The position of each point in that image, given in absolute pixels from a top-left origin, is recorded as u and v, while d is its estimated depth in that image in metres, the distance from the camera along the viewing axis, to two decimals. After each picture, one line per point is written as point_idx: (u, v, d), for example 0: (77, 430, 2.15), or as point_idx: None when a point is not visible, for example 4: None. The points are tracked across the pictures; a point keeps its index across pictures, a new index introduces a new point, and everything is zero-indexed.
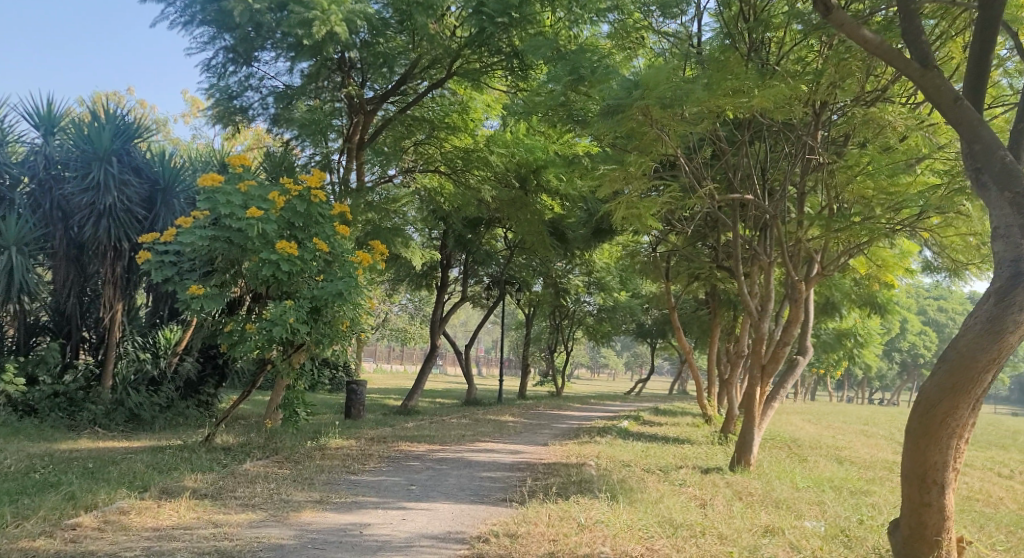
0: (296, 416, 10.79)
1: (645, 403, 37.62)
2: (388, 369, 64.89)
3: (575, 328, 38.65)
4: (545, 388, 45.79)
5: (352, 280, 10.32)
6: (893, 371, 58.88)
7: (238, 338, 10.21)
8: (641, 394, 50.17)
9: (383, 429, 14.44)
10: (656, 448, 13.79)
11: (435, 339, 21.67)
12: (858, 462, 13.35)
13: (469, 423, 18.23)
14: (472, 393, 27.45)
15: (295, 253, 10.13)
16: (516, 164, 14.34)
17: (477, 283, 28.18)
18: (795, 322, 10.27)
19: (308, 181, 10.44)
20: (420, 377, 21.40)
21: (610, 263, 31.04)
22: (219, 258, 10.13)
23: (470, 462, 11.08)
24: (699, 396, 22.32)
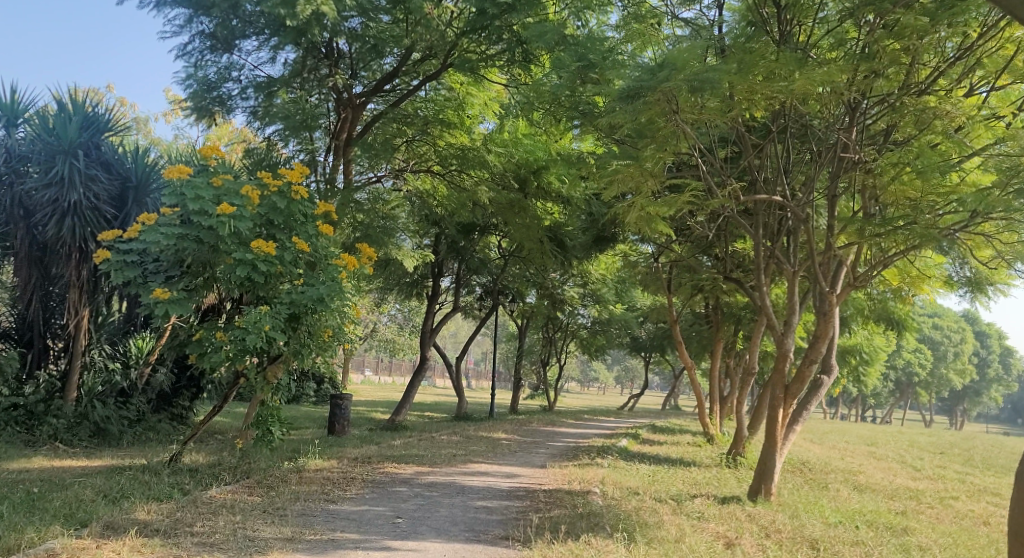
0: (271, 435, 9.71)
1: (639, 419, 36.65)
2: (375, 381, 63.74)
3: (568, 340, 37.66)
4: (537, 402, 44.75)
5: (337, 285, 9.32)
6: (888, 388, 58.10)
7: (207, 349, 9.20)
8: (634, 409, 49.13)
9: (368, 449, 13.40)
10: (663, 473, 12.82)
11: (426, 351, 20.64)
12: (881, 491, 12.39)
13: (460, 441, 17.18)
14: (463, 408, 26.44)
15: (272, 254, 9.14)
16: (515, 165, 13.47)
17: (469, 293, 27.21)
18: (823, 339, 9.33)
19: (289, 175, 9.42)
20: (409, 390, 20.35)
21: (606, 274, 30.12)
22: (190, 259, 9.14)
23: (463, 488, 10.06)
24: (700, 413, 21.40)
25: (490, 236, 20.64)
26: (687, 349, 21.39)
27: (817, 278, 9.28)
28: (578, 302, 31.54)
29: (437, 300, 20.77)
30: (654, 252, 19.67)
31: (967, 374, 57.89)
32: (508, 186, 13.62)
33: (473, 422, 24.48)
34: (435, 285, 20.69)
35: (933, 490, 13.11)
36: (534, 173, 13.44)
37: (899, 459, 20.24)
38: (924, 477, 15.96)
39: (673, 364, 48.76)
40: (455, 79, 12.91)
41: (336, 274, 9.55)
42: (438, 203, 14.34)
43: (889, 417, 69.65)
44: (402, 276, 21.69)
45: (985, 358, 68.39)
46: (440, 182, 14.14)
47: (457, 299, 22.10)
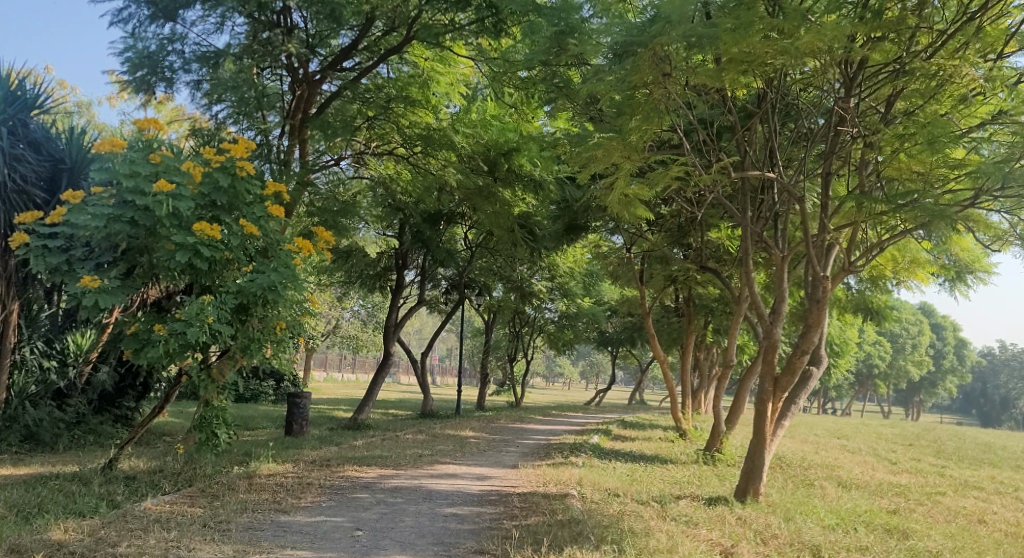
0: (216, 440, 8.74)
1: (608, 414, 36.07)
2: (338, 379, 62.55)
3: (536, 335, 36.97)
4: (504, 398, 44.02)
5: (290, 272, 8.44)
6: (852, 381, 58.44)
7: (144, 343, 8.25)
8: (601, 405, 48.69)
9: (327, 450, 12.51)
10: (642, 471, 12.16)
11: (389, 346, 19.76)
12: (868, 488, 11.85)
13: (426, 441, 16.34)
14: (428, 406, 25.61)
15: (217, 238, 8.20)
16: (485, 146, 12.62)
17: (434, 287, 26.37)
18: (815, 327, 8.69)
19: (234, 149, 8.51)
20: (372, 387, 19.46)
21: (574, 267, 29.46)
22: (124, 243, 8.20)
23: (430, 493, 9.26)
24: (673, 408, 20.88)
25: (456, 226, 19.83)
26: (659, 342, 20.80)
27: (811, 262, 8.62)
28: (545, 296, 30.87)
29: (401, 293, 19.90)
30: (626, 242, 19.03)
31: (927, 366, 58.49)
32: (477, 169, 12.85)
33: (439, 420, 23.64)
34: (399, 277, 19.83)
35: (920, 486, 12.61)
36: (504, 156, 12.70)
37: (875, 453, 19.87)
38: (905, 471, 15.53)
39: (639, 359, 48.38)
40: (418, 53, 12.09)
41: (289, 259, 8.66)
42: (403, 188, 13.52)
43: (851, 409, 70.22)
44: (364, 268, 20.78)
45: (944, 350, 69.31)
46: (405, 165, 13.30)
47: (422, 292, 21.25)
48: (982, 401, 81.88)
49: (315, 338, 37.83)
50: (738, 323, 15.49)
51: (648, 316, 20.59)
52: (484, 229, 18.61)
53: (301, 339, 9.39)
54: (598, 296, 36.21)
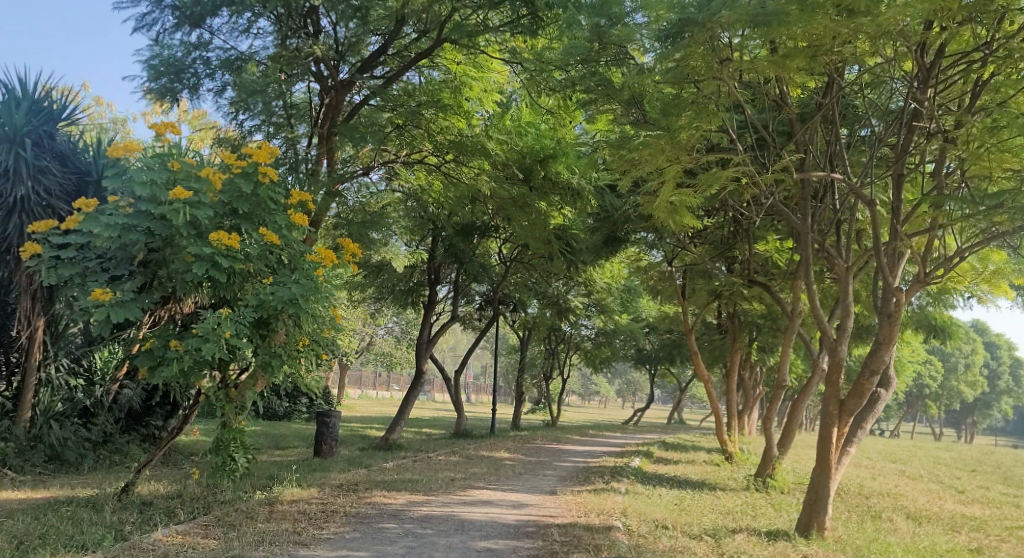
0: (233, 464, 8.18)
1: (647, 434, 35.08)
2: (373, 396, 62.26)
3: (572, 352, 36.17)
4: (540, 416, 43.21)
5: (312, 283, 7.88)
6: (899, 401, 56.53)
7: (159, 361, 7.61)
8: (639, 424, 47.62)
9: (355, 473, 11.91)
10: (690, 499, 11.36)
11: (422, 363, 19.18)
12: (938, 521, 10.90)
13: (460, 462, 15.68)
14: (463, 425, 24.96)
15: (236, 248, 7.63)
16: (520, 153, 12.00)
17: (468, 303, 25.78)
18: (886, 345, 7.89)
19: (255, 154, 7.96)
20: (404, 406, 18.87)
21: (612, 282, 28.68)
22: (140, 254, 7.68)
23: (462, 524, 8.57)
24: (718, 428, 20.01)
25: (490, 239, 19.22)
26: (702, 360, 19.92)
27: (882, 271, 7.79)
28: (582, 312, 30.11)
29: (435, 308, 19.33)
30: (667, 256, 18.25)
31: (978, 385, 56.38)
32: (512, 178, 12.24)
33: (474, 440, 22.95)
34: (432, 292, 19.27)
35: (994, 519, 11.60)
36: (541, 163, 12.06)
37: (934, 479, 18.73)
38: (972, 501, 14.46)
39: (678, 377, 47.24)
40: (451, 57, 11.53)
41: (312, 270, 8.09)
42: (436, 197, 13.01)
43: (898, 430, 68.10)
44: (397, 283, 20.26)
45: (995, 369, 66.88)
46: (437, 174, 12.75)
47: (455, 308, 20.67)
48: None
49: (349, 355, 37.48)
50: (790, 340, 14.64)
51: (690, 332, 19.69)
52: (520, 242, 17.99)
53: (323, 356, 8.79)
54: (636, 312, 35.32)
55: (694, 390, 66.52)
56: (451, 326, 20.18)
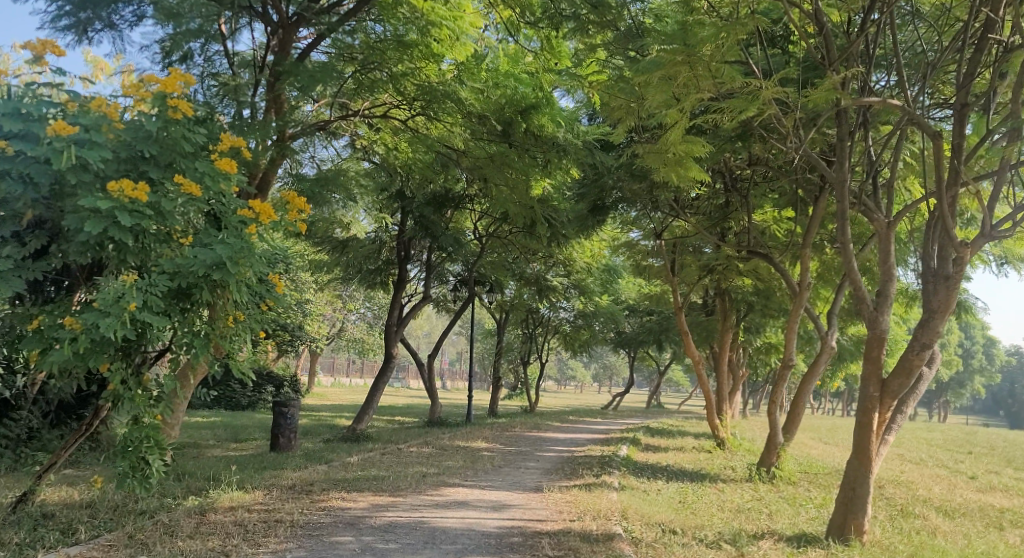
0: (146, 473, 6.50)
1: (630, 419, 33.86)
2: (347, 383, 60.59)
3: (550, 336, 34.81)
4: (517, 403, 41.85)
5: (241, 244, 6.34)
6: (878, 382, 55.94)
7: (50, 342, 6.08)
8: (619, 409, 46.46)
9: (311, 471, 10.44)
10: (694, 495, 10.03)
11: (391, 347, 17.73)
12: (972, 516, 9.67)
13: (434, 454, 14.25)
14: (437, 413, 23.51)
15: (142, 200, 6.03)
16: (504, 103, 10.67)
17: (442, 283, 24.32)
18: (941, 313, 6.65)
19: (162, 83, 6.25)
20: (372, 394, 17.40)
21: (592, 262, 27.38)
22: (27, 211, 6.12)
23: (433, 535, 7.15)
24: (709, 414, 18.76)
25: (465, 210, 17.77)
26: (692, 341, 18.67)
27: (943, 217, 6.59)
28: (561, 293, 28.79)
29: (404, 288, 17.91)
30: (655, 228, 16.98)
31: (957, 365, 56.00)
32: (489, 132, 10.82)
33: (448, 428, 21.53)
34: (401, 270, 17.85)
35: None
36: (523, 114, 10.78)
37: (939, 464, 17.64)
38: (991, 489, 13.32)
39: (656, 359, 46.10)
40: None
41: (241, 230, 6.50)
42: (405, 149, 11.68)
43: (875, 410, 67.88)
44: (363, 261, 18.80)
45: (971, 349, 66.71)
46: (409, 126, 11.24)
47: (426, 287, 19.26)
48: (1008, 401, 78.82)
49: (318, 341, 35.91)
50: (796, 315, 13.38)
51: (678, 311, 18.43)
52: (496, 212, 16.60)
53: (260, 335, 7.24)
54: (616, 294, 34.03)
55: (672, 373, 65.64)
56: (423, 306, 18.76)
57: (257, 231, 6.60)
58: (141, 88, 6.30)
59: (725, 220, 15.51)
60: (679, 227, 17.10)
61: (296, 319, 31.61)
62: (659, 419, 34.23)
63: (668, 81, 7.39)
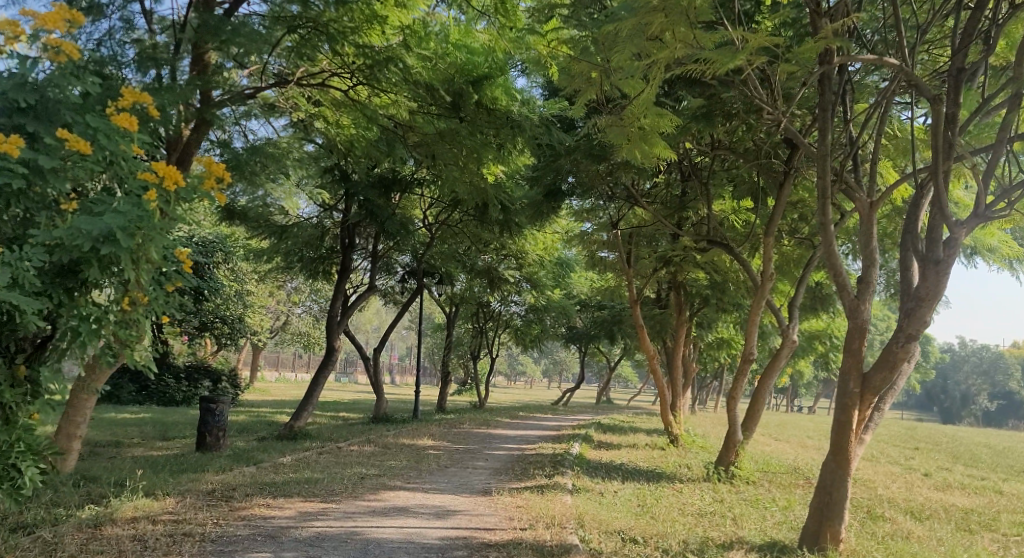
0: (20, 481, 5.70)
1: (581, 416, 33.28)
2: (291, 379, 58.93)
3: (500, 330, 34.04)
4: (466, 399, 40.99)
5: (139, 211, 5.38)
6: (824, 379, 56.51)
7: None
8: (570, 405, 45.93)
9: (238, 473, 9.51)
10: (653, 498, 9.37)
11: (332, 340, 16.74)
12: (942, 518, 9.21)
13: (376, 454, 13.37)
14: (382, 409, 22.54)
15: (15, 155, 5.11)
16: (453, 71, 9.83)
17: (389, 274, 23.35)
18: (930, 302, 6.25)
19: (42, 20, 5.43)
20: (311, 390, 16.42)
21: (544, 254, 26.70)
22: None
23: (366, 548, 6.30)
24: (663, 410, 18.22)
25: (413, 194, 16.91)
26: (646, 335, 18.09)
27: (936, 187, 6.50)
28: (513, 287, 28.08)
29: (348, 277, 16.96)
30: (611, 217, 16.37)
31: None
32: (437, 105, 10.01)
33: (393, 425, 20.63)
34: (344, 259, 16.90)
35: (998, 512, 10.00)
36: (474, 85, 9.95)
37: (894, 461, 17.36)
38: (951, 487, 12.99)
39: (607, 355, 45.72)
40: None
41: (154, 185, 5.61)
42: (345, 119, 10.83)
43: (818, 404, 68.92)
44: (306, 249, 17.81)
45: None
46: (351, 93, 10.37)
47: (371, 277, 18.35)
48: (946, 397, 80.78)
49: (260, 334, 34.67)
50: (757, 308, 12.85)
51: (633, 304, 17.79)
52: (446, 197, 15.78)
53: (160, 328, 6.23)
54: (569, 288, 33.44)
55: (623, 370, 65.49)
56: (367, 297, 17.83)
57: (161, 197, 5.61)
58: (17, 26, 5.44)
59: (683, 209, 14.99)
60: (636, 216, 16.51)
61: (237, 311, 30.38)
62: (610, 415, 33.78)
63: (638, 32, 6.76)
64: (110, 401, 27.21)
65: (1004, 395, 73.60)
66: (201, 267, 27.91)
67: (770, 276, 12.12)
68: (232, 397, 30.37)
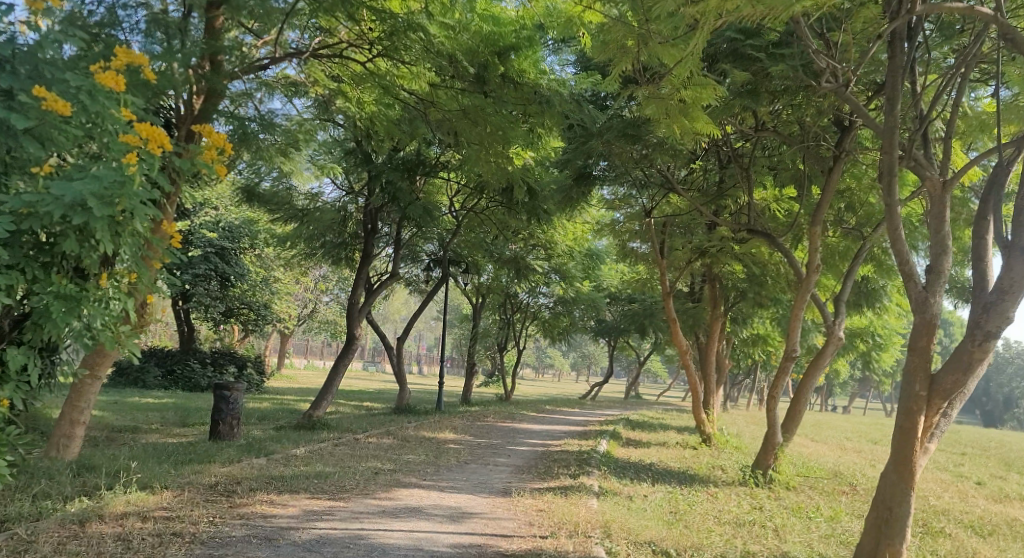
0: None
1: (608, 411, 32.56)
2: (318, 367, 58.84)
3: (528, 322, 33.39)
4: (492, 391, 40.46)
5: (116, 176, 5.15)
6: (859, 379, 55.11)
7: None
8: (597, 400, 45.18)
9: (245, 465, 9.03)
10: (686, 504, 8.70)
11: (353, 328, 16.26)
12: (1003, 535, 8.43)
13: (394, 447, 12.87)
14: (405, 400, 22.05)
15: None
16: (479, 41, 9.23)
17: (414, 262, 22.83)
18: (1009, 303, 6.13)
19: None
20: (331, 379, 15.96)
21: (574, 245, 25.99)
22: None
23: None
24: (695, 408, 17.48)
25: (440, 177, 16.35)
26: (679, 329, 17.36)
27: None
28: (541, 277, 27.46)
29: (370, 264, 16.47)
30: (644, 204, 15.67)
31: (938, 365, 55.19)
32: (461, 78, 9.44)
33: (416, 416, 20.13)
34: (367, 244, 16.43)
35: None
36: (500, 55, 9.37)
37: (938, 466, 16.50)
38: (1005, 498, 12.15)
39: (637, 349, 44.89)
40: None
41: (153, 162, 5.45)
42: (364, 91, 10.30)
43: (851, 404, 67.37)
44: (328, 233, 17.36)
45: None
46: (371, 65, 9.79)
47: (394, 263, 17.84)
48: (983, 400, 78.78)
49: (287, 322, 34.43)
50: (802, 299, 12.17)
51: (666, 296, 17.04)
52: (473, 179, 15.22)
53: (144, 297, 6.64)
54: (598, 280, 32.72)
55: (651, 365, 64.40)
56: (389, 284, 17.33)
57: (146, 159, 5.40)
58: None
59: (721, 195, 14.25)
60: (672, 203, 15.76)
61: (263, 298, 30.13)
62: (638, 410, 33.05)
63: None
64: (135, 386, 27.05)
65: None
66: (227, 252, 27.66)
67: (818, 268, 11.34)
68: (257, 384, 29.99)
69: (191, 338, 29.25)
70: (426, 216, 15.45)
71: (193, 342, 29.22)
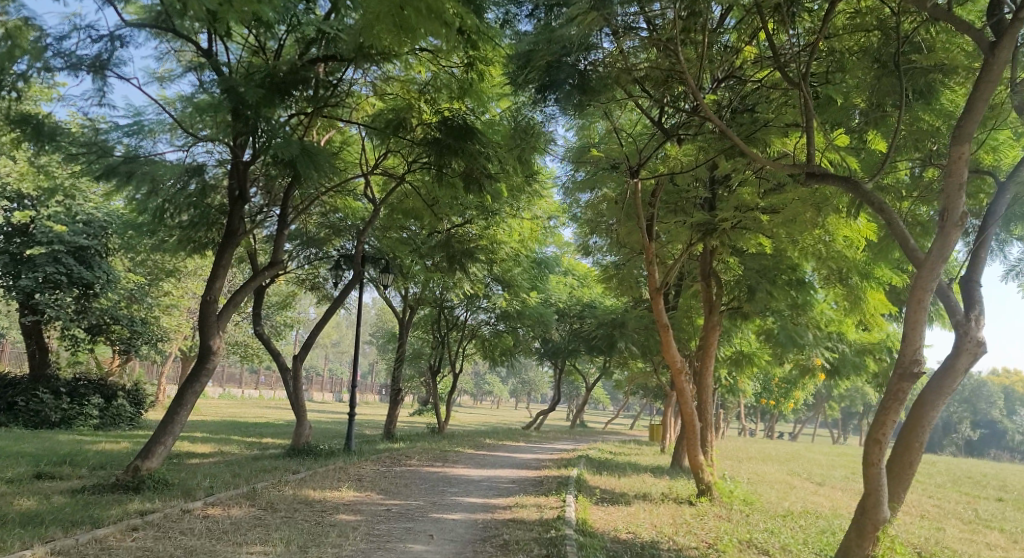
0: None
1: (557, 444, 27.78)
2: (230, 398, 52.72)
3: (465, 341, 28.49)
4: (423, 421, 35.36)
5: None
6: (812, 403, 51.42)
7: None
8: (542, 429, 40.35)
9: None
10: None
11: (207, 340, 11.21)
12: None
13: (241, 528, 7.96)
14: (303, 436, 16.90)
15: None
16: None
17: (320, 256, 17.87)
18: None
19: None
20: (173, 415, 10.86)
21: (520, 247, 21.44)
22: None
23: None
24: (689, 447, 12.84)
25: (338, 107, 11.99)
26: (670, 341, 12.70)
27: None
28: (480, 287, 22.71)
29: (234, 245, 11.57)
30: (626, 161, 11.19)
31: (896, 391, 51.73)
32: None
33: (313, 460, 15.06)
34: (231, 217, 11.61)
35: None
36: None
37: (1017, 527, 12.20)
38: None
39: (583, 374, 40.15)
40: None
41: None
42: None
43: (800, 430, 64.04)
44: (181, 206, 12.45)
45: None
46: None
47: (276, 248, 12.86)
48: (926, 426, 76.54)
49: (179, 343, 28.89)
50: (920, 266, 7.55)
51: (652, 296, 12.37)
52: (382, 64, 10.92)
53: None
54: (546, 293, 28.07)
55: (596, 392, 59.84)
56: (265, 277, 12.35)
57: None
58: None
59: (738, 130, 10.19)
60: (668, 160, 11.32)
61: (139, 312, 24.63)
62: (592, 443, 28.31)
63: None
64: None
65: (988, 422, 68.59)
66: (86, 252, 22.00)
67: (961, 220, 7.08)
68: (129, 418, 24.66)
69: (44, 362, 23.55)
70: (308, 167, 10.68)
71: (47, 368, 23.53)
